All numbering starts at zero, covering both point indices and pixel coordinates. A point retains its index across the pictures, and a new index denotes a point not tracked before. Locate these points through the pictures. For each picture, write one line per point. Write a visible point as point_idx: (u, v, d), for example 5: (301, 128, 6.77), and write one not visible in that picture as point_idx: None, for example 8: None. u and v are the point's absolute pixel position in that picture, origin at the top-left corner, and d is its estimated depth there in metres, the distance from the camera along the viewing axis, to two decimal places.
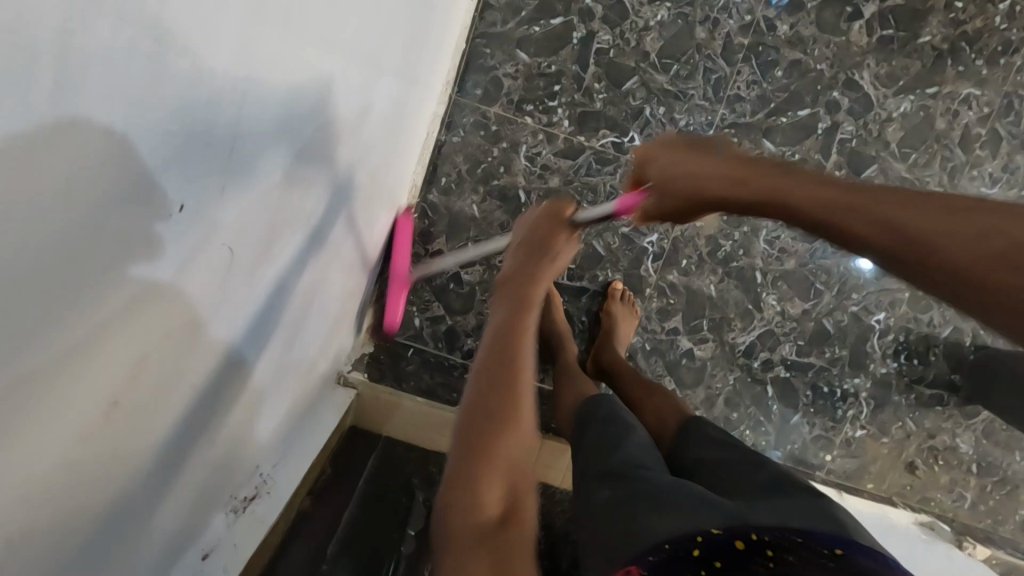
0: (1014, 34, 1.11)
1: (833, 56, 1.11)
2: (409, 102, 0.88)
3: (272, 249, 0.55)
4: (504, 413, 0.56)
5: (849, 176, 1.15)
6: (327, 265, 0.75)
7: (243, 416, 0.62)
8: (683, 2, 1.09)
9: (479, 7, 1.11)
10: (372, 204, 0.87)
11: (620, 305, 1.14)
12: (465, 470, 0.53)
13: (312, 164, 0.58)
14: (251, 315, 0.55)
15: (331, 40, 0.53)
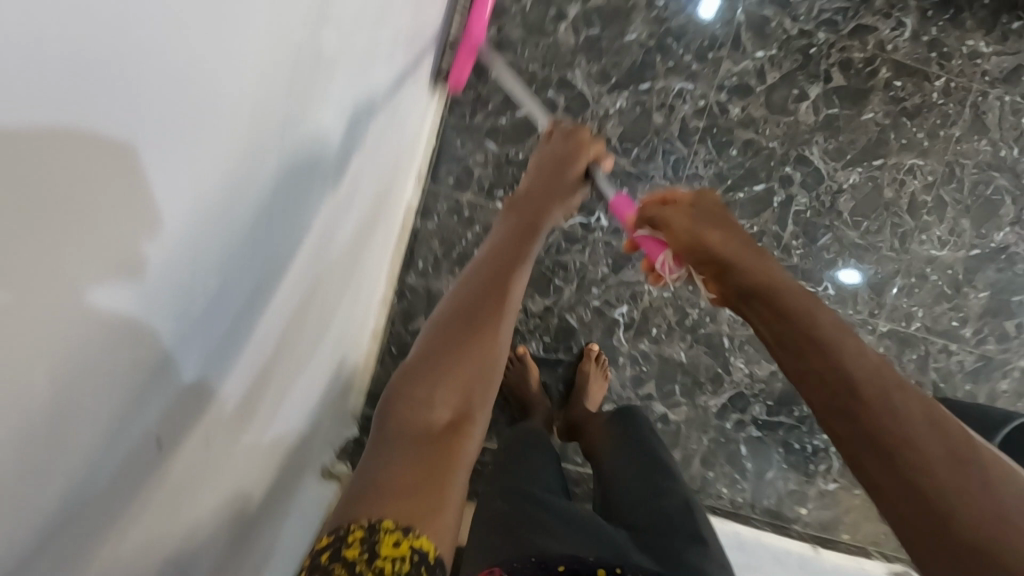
0: (951, 108, 1.18)
1: (784, 135, 1.18)
2: (399, 130, 0.95)
3: (284, 213, 0.58)
4: (480, 323, 0.67)
5: (805, 245, 1.22)
6: (320, 272, 0.78)
7: (245, 391, 0.63)
8: (639, 90, 1.16)
9: (448, 102, 1.17)
10: (360, 224, 0.90)
11: (593, 366, 1.19)
12: (417, 380, 0.61)
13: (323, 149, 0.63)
14: (263, 274, 0.57)
15: (338, 41, 0.57)
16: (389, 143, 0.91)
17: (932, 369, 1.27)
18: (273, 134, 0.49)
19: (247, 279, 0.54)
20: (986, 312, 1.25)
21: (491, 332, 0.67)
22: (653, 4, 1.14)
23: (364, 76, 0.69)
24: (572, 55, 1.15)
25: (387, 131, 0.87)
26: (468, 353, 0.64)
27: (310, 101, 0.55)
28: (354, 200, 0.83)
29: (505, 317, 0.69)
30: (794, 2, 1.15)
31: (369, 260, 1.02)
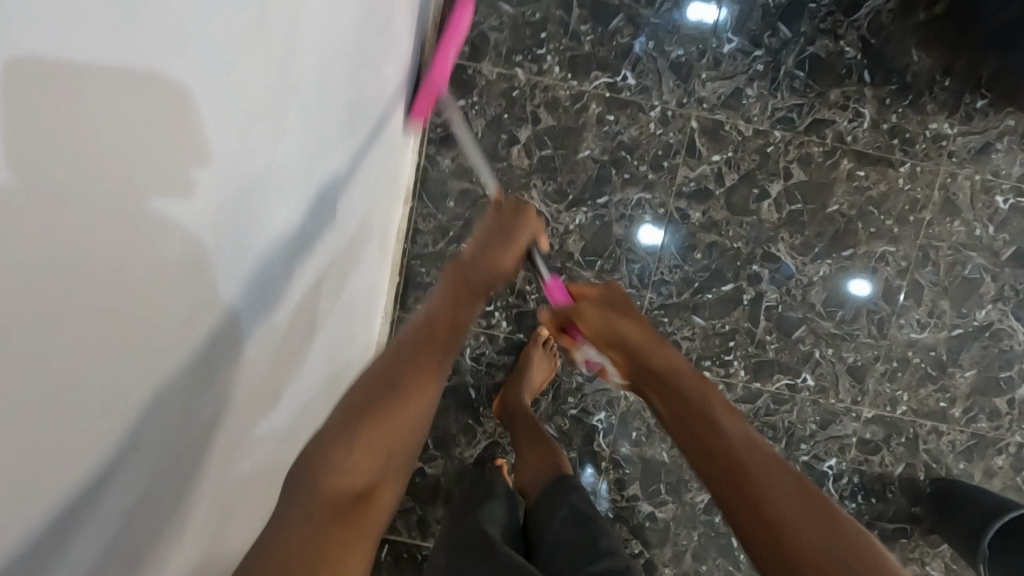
0: (919, 192, 1.16)
1: (748, 234, 1.17)
2: (386, 191, 0.99)
3: (293, 238, 0.59)
4: (421, 365, 0.60)
5: (780, 340, 1.21)
6: (320, 322, 0.76)
7: (244, 424, 0.56)
8: (598, 204, 1.16)
9: (410, 231, 1.18)
10: (360, 248, 0.90)
11: (539, 350, 1.19)
12: (337, 436, 0.54)
13: (331, 186, 0.68)
14: (269, 295, 0.55)
15: (341, 46, 0.60)
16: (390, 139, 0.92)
17: (922, 451, 1.25)
18: (290, 152, 0.53)
19: (256, 304, 0.52)
20: (974, 391, 1.23)
21: (421, 401, 0.58)
22: (604, 119, 1.14)
23: (368, 80, 0.73)
24: (527, 177, 1.16)
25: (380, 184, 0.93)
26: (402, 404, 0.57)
27: (322, 140, 0.61)
28: (353, 239, 0.84)
29: (439, 381, 0.61)
30: (746, 103, 1.13)
31: (365, 301, 1.01)
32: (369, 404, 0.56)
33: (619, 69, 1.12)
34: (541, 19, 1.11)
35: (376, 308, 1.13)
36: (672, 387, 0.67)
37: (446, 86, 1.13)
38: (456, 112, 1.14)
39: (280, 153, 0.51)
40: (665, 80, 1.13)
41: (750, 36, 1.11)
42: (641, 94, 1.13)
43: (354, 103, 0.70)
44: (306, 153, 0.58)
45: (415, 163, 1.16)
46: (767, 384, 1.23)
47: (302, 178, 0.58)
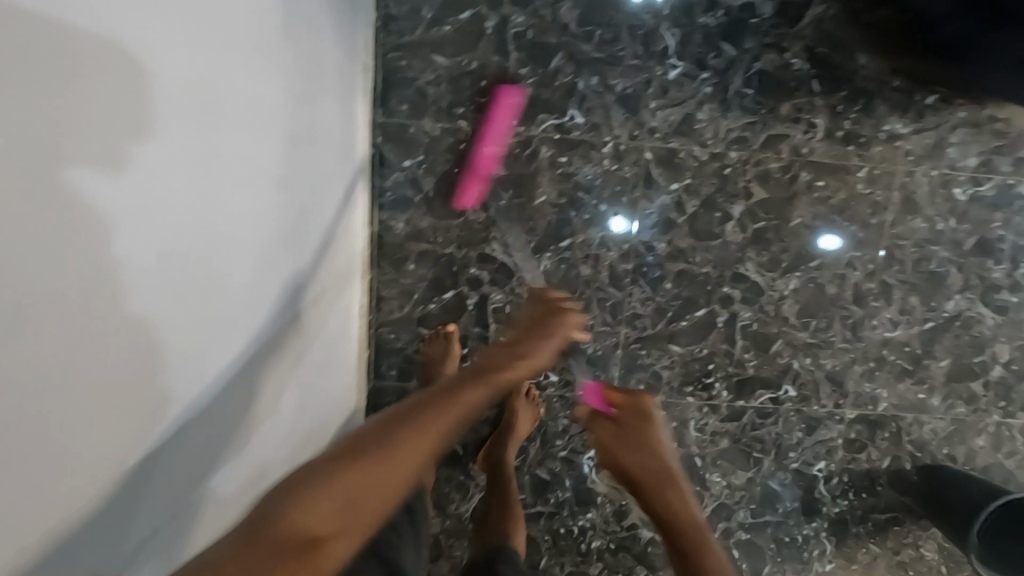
0: (879, 195, 1.15)
1: (715, 259, 1.16)
2: (339, 231, 1.00)
3: (230, 257, 0.61)
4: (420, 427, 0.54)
5: (758, 356, 1.21)
6: (277, 364, 0.77)
7: (184, 434, 0.55)
8: (561, 248, 1.14)
9: (374, 300, 1.14)
10: (318, 300, 0.93)
11: (523, 401, 1.17)
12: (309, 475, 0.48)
13: (271, 213, 0.72)
14: (202, 303, 0.56)
15: (275, 114, 0.71)
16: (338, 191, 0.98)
17: (906, 442, 1.27)
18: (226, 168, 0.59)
19: (186, 308, 0.53)
20: (950, 378, 1.25)
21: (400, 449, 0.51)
22: (557, 161, 1.10)
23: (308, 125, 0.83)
24: (486, 230, 1.12)
25: (329, 217, 0.95)
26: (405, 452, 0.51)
27: (257, 173, 0.67)
28: (303, 266, 0.86)
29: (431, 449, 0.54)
30: (698, 128, 1.11)
31: (327, 371, 1.00)
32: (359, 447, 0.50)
33: (566, 109, 1.08)
34: (478, 67, 1.06)
35: (347, 379, 1.11)
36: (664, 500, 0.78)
37: (390, 148, 1.09)
38: (403, 172, 1.09)
39: (215, 167, 0.56)
40: (614, 115, 1.09)
41: (694, 59, 1.08)
42: (591, 132, 1.10)
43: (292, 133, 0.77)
44: (242, 176, 0.63)
45: (369, 234, 1.11)
46: (750, 401, 1.23)
47: (241, 203, 0.63)
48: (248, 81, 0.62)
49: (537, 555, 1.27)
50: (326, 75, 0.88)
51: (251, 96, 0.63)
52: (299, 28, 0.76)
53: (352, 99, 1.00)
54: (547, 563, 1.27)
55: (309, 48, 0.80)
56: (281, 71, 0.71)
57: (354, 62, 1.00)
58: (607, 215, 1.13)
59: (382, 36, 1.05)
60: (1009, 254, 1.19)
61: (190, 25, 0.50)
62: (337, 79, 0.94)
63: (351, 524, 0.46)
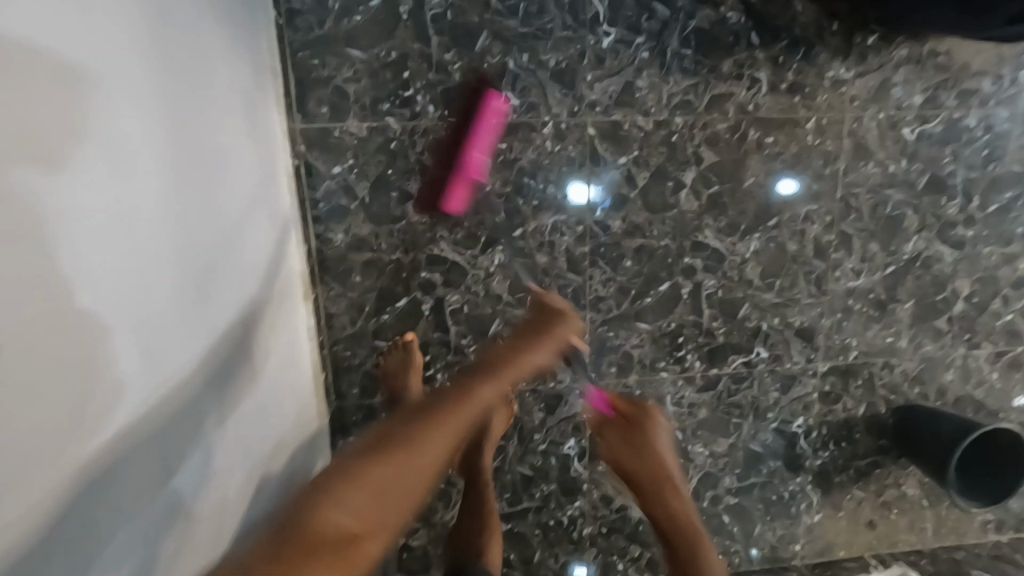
0: (830, 144, 1.13)
1: (672, 230, 1.12)
2: (281, 257, 0.97)
3: (160, 301, 0.62)
4: (433, 410, 0.59)
5: (726, 323, 1.19)
6: (215, 394, 0.73)
7: (125, 480, 0.56)
8: (514, 239, 1.08)
9: (323, 317, 1.08)
10: (260, 327, 0.88)
11: None
12: (358, 465, 0.52)
13: (204, 255, 0.73)
14: (134, 348, 0.57)
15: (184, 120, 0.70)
16: (269, 211, 0.94)
17: (879, 386, 1.28)
18: (141, 212, 0.60)
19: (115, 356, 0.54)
20: (916, 319, 1.25)
21: (428, 446, 0.55)
22: (497, 149, 1.04)
23: (223, 135, 0.80)
24: (431, 230, 1.06)
25: (273, 249, 0.94)
26: (423, 439, 0.55)
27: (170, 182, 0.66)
28: (249, 303, 0.86)
29: (444, 438, 0.57)
30: (639, 96, 1.05)
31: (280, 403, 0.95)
32: (386, 441, 0.54)
33: (499, 91, 1.02)
34: (399, 57, 0.98)
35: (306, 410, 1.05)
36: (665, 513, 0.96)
37: (316, 155, 1.00)
38: (334, 179, 1.02)
39: (127, 214, 0.57)
40: (551, 92, 1.03)
41: (627, 24, 1.02)
42: (529, 113, 1.03)
43: (218, 171, 0.78)
44: (162, 219, 0.64)
45: (306, 250, 1.04)
46: (724, 368, 1.21)
47: (151, 209, 0.62)
48: (154, 123, 0.63)
49: (530, 550, 1.26)
50: (249, 107, 0.88)
51: (160, 138, 0.64)
52: (207, 65, 0.77)
53: (281, 126, 0.98)
54: (541, 556, 1.26)
55: (223, 84, 0.81)
56: (193, 111, 0.73)
57: (270, 75, 0.95)
58: (558, 202, 1.08)
59: (289, 35, 0.96)
60: (961, 188, 1.18)
61: (72, 30, 0.50)
62: (263, 109, 0.93)
63: (378, 527, 0.49)
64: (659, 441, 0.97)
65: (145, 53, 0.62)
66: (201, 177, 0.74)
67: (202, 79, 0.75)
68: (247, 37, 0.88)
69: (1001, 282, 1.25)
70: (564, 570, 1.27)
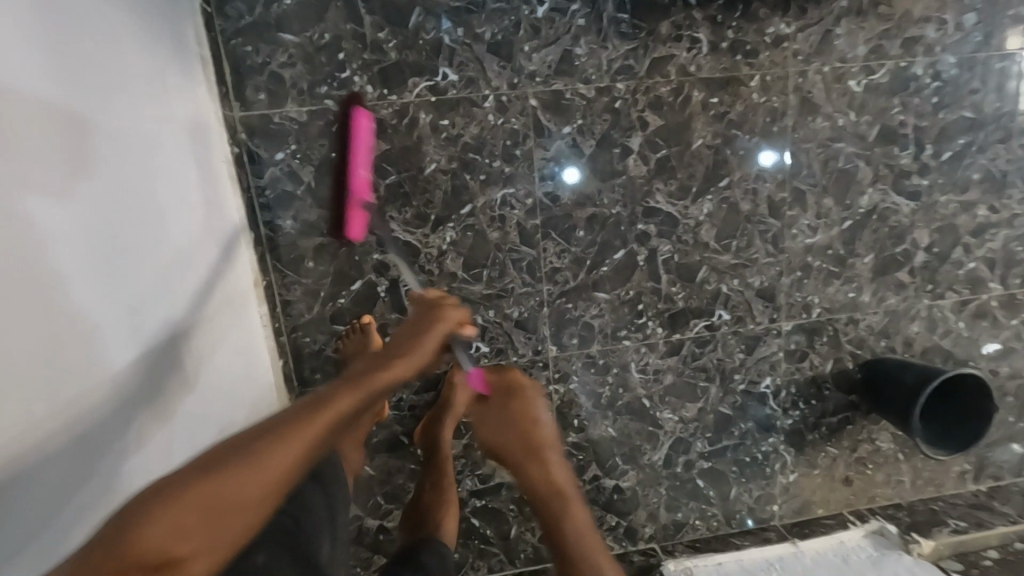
0: (776, 101, 1.12)
1: (623, 196, 1.12)
2: (222, 247, 0.97)
3: (72, 302, 0.61)
4: (302, 408, 0.53)
5: (685, 288, 1.19)
6: (159, 388, 0.76)
7: (44, 485, 0.54)
8: (463, 216, 1.09)
9: (280, 304, 1.08)
10: (208, 326, 0.90)
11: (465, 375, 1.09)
12: (187, 477, 0.47)
13: (127, 252, 0.72)
14: (56, 354, 0.58)
15: (116, 125, 0.73)
16: (212, 208, 0.95)
17: (845, 342, 1.28)
18: (45, 211, 0.58)
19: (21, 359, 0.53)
20: (877, 272, 1.25)
21: (289, 450, 0.50)
22: (439, 126, 1.04)
23: (157, 137, 0.82)
24: (380, 212, 1.06)
25: (208, 241, 0.93)
26: (281, 444, 0.50)
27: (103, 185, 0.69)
28: (186, 298, 0.84)
29: (302, 447, 0.51)
30: (578, 64, 1.05)
31: (234, 397, 0.96)
32: (230, 454, 0.48)
33: (437, 68, 1.02)
34: (332, 39, 0.98)
35: (264, 400, 1.06)
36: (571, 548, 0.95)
37: (258, 143, 1.01)
38: (278, 166, 1.02)
39: (29, 212, 0.56)
40: (489, 65, 1.03)
41: None
42: (468, 88, 1.03)
43: (153, 175, 0.80)
44: (73, 217, 0.62)
45: (253, 239, 1.05)
46: (686, 332, 1.22)
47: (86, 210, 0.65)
48: (57, 116, 0.62)
49: (507, 526, 1.27)
50: (168, 96, 0.86)
51: (64, 135, 0.62)
52: (113, 55, 0.74)
53: (209, 112, 0.96)
54: (518, 531, 1.27)
55: (135, 75, 0.78)
56: (101, 103, 0.70)
57: (196, 62, 0.94)
58: (504, 176, 1.08)
59: (220, 23, 0.96)
60: (912, 138, 1.18)
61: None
62: (185, 98, 0.90)
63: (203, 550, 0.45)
64: (523, 426, 1.01)
65: (40, 47, 0.60)
66: (116, 171, 0.71)
67: (132, 83, 0.78)
68: (158, 25, 0.85)
69: (961, 230, 1.24)
70: (542, 542, 1.28)
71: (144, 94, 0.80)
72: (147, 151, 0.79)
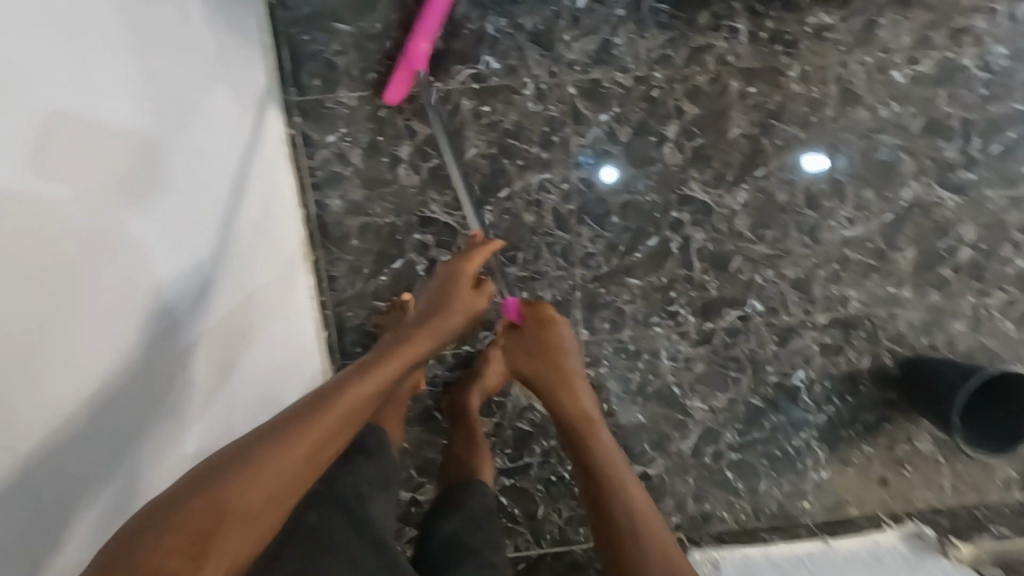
0: (815, 91, 1.12)
1: (657, 184, 1.14)
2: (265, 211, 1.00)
3: (135, 281, 0.66)
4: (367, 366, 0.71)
5: (718, 276, 1.20)
6: (225, 347, 0.86)
7: (137, 425, 0.65)
8: (501, 199, 1.13)
9: (325, 280, 1.15)
10: (269, 293, 1.00)
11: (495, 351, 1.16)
12: (277, 439, 0.58)
13: (203, 231, 0.81)
14: (152, 318, 0.69)
15: (204, 123, 0.84)
16: (273, 185, 1.03)
17: (883, 338, 1.26)
18: (136, 199, 0.67)
19: (88, 334, 0.59)
20: (918, 267, 1.22)
21: (326, 419, 0.61)
22: (480, 112, 1.09)
23: (234, 124, 0.92)
24: (422, 194, 1.11)
25: (270, 215, 1.02)
26: (333, 399, 0.64)
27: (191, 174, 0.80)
28: (250, 271, 0.94)
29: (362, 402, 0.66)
30: (617, 54, 1.08)
31: (287, 361, 1.05)
32: (320, 402, 0.63)
33: (479, 56, 1.06)
34: (382, 29, 1.04)
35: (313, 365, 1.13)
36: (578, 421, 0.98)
37: (311, 126, 1.08)
38: (329, 149, 1.09)
39: (128, 199, 0.66)
40: (529, 54, 1.07)
41: None
42: (509, 75, 1.08)
43: (230, 161, 0.91)
44: (160, 202, 0.72)
45: (304, 216, 1.12)
46: (719, 321, 1.22)
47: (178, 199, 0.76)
48: (158, 116, 0.72)
49: (533, 506, 1.29)
50: (242, 85, 0.95)
51: (145, 128, 0.69)
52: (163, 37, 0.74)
53: (255, 80, 0.99)
54: (545, 512, 1.30)
55: (216, 70, 0.87)
56: (152, 91, 0.71)
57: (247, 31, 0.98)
58: (546, 158, 1.11)
59: (281, 14, 1.04)
60: (959, 131, 1.16)
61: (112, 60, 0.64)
62: (231, 64, 0.92)
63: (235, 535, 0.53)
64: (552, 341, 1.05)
65: (140, 55, 0.69)
66: (189, 156, 0.79)
67: (217, 79, 0.88)
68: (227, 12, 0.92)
69: (1010, 227, 1.21)
70: (568, 525, 1.30)
71: (226, 88, 0.90)
72: (214, 137, 0.86)
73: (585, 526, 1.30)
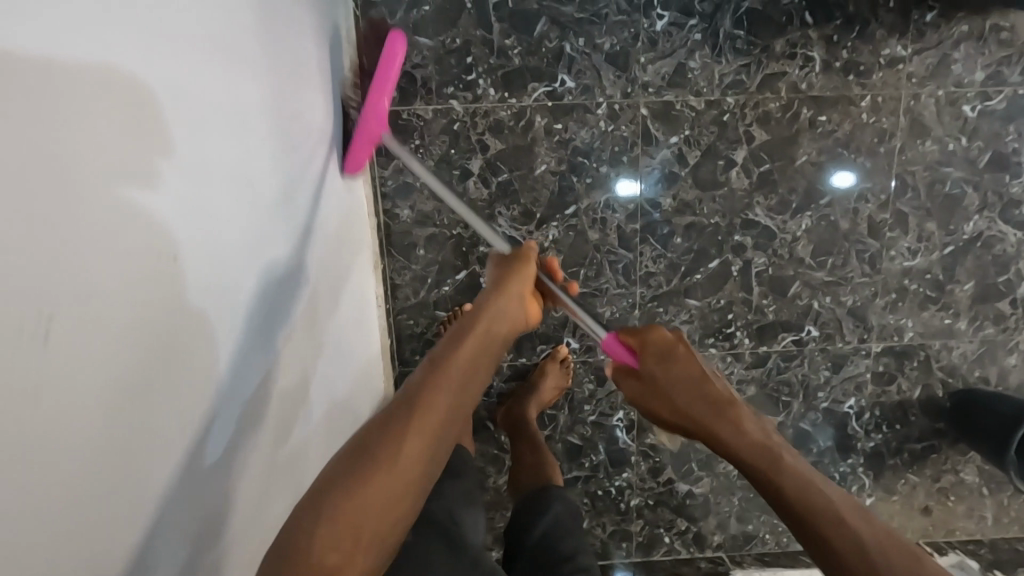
0: (885, 122, 1.13)
1: (722, 208, 1.15)
2: (331, 222, 0.94)
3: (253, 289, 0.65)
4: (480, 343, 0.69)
5: (776, 301, 1.20)
6: (313, 354, 0.85)
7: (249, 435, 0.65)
8: (567, 216, 1.14)
9: (389, 288, 1.16)
10: (344, 300, 0.99)
11: (555, 367, 1.18)
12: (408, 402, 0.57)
13: (300, 236, 0.80)
14: (262, 325, 0.68)
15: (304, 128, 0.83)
16: (350, 190, 1.03)
17: (936, 368, 1.26)
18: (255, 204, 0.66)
19: (219, 343, 0.58)
20: (976, 300, 1.23)
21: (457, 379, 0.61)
22: (552, 129, 1.10)
23: (325, 129, 0.92)
24: (490, 207, 1.13)
25: (348, 222, 1.02)
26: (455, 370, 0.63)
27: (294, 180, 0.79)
28: (331, 277, 0.93)
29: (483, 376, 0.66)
30: (691, 77, 1.09)
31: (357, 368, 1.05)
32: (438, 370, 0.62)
33: (556, 74, 1.07)
34: (462, 44, 1.05)
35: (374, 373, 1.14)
36: (753, 452, 0.65)
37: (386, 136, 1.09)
38: (402, 159, 1.10)
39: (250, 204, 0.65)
40: (605, 74, 1.08)
41: (680, 6, 1.06)
42: (584, 95, 1.09)
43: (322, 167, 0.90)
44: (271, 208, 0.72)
45: (374, 225, 1.13)
46: (774, 345, 1.23)
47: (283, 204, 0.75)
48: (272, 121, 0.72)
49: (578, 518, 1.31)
50: (331, 92, 0.95)
51: (263, 133, 0.69)
52: (272, 45, 0.72)
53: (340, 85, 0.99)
54: (589, 525, 1.31)
55: (314, 77, 0.87)
56: (269, 98, 0.71)
57: (332, 33, 0.96)
58: (614, 178, 1.13)
59: (363, 26, 1.05)
60: None
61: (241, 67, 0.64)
62: (310, 64, 0.86)
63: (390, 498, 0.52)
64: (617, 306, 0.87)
65: (261, 61, 0.69)
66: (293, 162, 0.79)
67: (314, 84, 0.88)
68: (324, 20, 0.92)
69: None
70: (611, 539, 1.32)
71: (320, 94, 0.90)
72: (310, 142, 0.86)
73: (627, 540, 1.32)
